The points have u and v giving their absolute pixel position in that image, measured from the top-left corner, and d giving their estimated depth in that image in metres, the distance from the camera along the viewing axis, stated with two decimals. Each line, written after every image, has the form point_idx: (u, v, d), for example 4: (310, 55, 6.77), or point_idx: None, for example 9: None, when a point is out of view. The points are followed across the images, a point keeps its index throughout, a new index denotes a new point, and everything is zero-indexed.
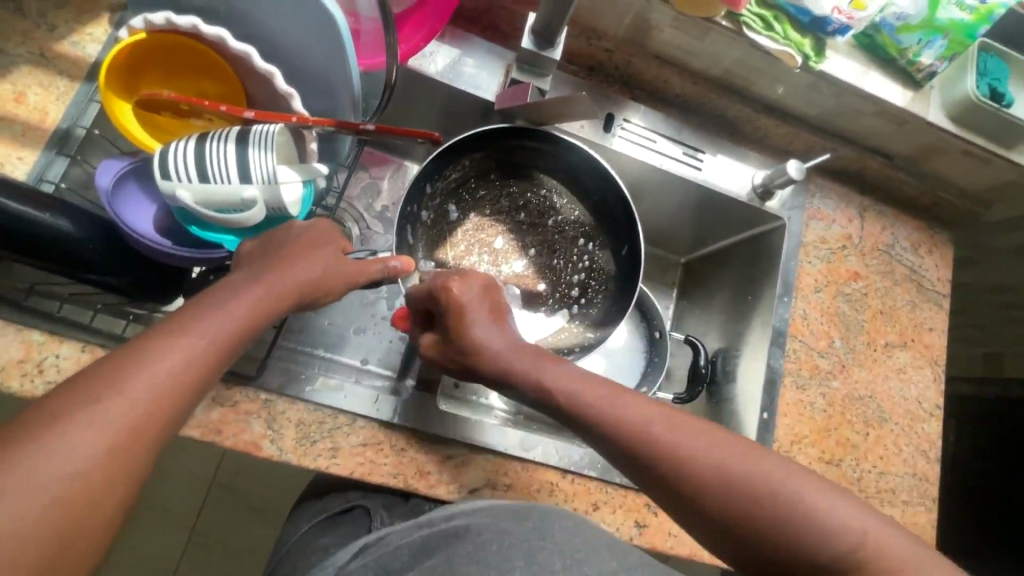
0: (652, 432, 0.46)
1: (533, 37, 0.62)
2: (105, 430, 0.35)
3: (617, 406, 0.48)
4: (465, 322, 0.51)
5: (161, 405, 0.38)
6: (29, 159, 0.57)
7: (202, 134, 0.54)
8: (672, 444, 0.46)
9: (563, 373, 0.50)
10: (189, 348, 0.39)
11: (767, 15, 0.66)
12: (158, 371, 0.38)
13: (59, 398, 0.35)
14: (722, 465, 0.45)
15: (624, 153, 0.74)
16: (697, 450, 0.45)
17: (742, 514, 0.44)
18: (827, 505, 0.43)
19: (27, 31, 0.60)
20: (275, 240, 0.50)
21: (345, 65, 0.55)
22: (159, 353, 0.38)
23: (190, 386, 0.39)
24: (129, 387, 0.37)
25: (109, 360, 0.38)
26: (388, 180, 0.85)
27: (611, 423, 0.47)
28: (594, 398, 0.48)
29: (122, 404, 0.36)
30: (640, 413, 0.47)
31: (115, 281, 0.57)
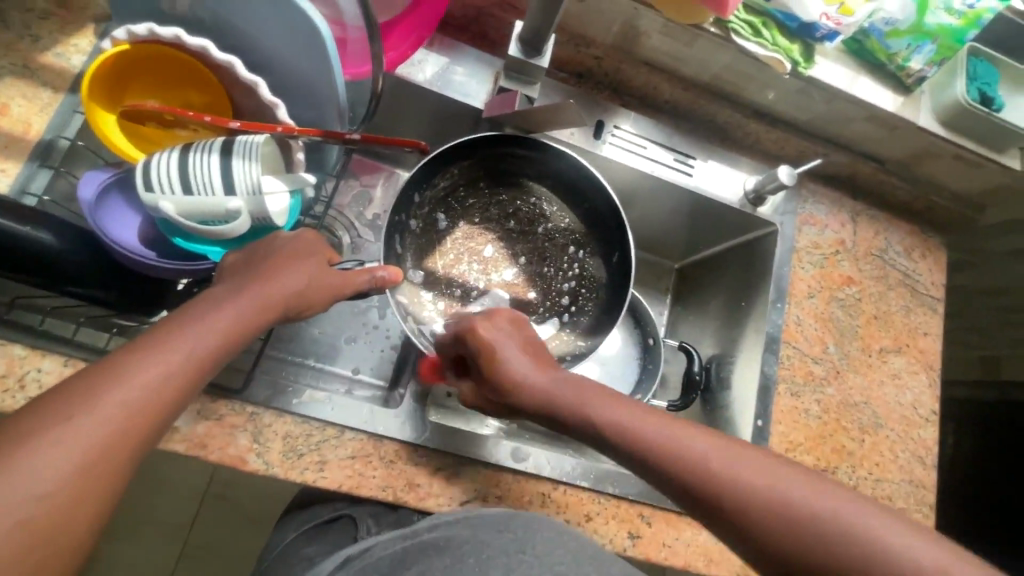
0: (697, 457, 0.45)
1: (521, 46, 0.62)
2: (77, 448, 0.35)
3: (659, 432, 0.47)
4: (497, 357, 0.52)
5: (135, 423, 0.37)
6: (11, 171, 0.57)
7: (187, 146, 0.54)
8: (716, 470, 0.45)
9: (602, 400, 0.50)
10: (167, 363, 0.39)
11: (755, 22, 0.66)
12: (134, 387, 0.37)
13: (31, 415, 0.35)
14: (773, 493, 0.43)
15: (614, 159, 0.74)
16: (744, 475, 0.44)
17: (797, 545, 0.41)
18: (887, 532, 0.41)
19: (12, 43, 0.60)
20: (260, 251, 0.49)
21: (330, 74, 0.55)
22: (134, 370, 0.37)
23: (167, 402, 0.38)
24: (102, 405, 0.36)
25: (84, 375, 0.37)
26: (379, 188, 0.84)
27: (655, 449, 0.46)
28: (637, 423, 0.48)
29: (96, 421, 0.35)
30: (685, 438, 0.47)
31: (99, 293, 0.56)
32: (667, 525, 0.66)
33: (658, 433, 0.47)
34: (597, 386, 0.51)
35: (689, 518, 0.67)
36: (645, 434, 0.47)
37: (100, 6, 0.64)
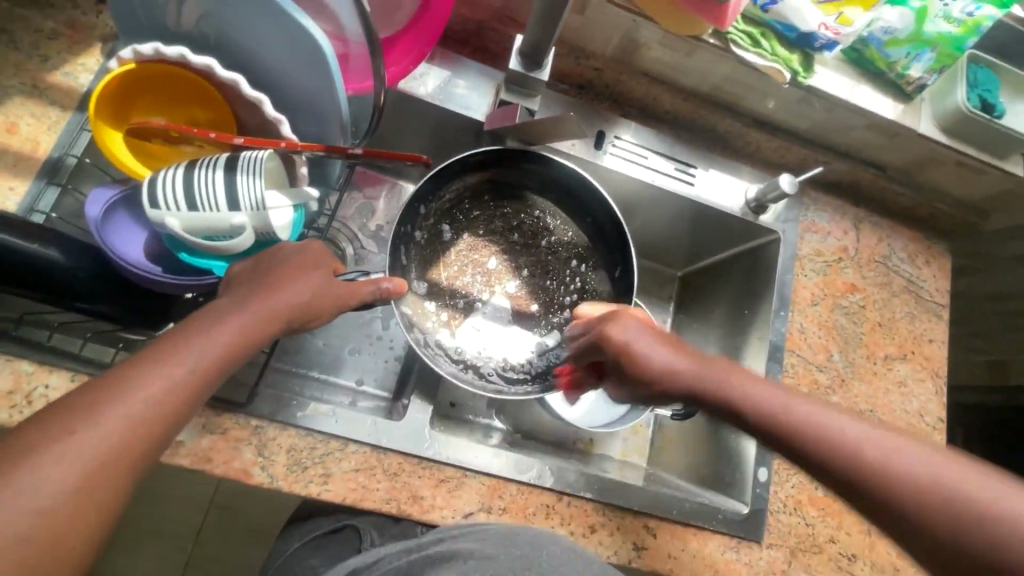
0: (862, 448, 0.43)
1: (521, 58, 0.62)
2: (79, 462, 0.35)
3: (822, 421, 0.45)
4: (639, 351, 0.52)
5: (138, 437, 0.37)
6: (21, 189, 0.58)
7: (192, 162, 0.55)
8: (887, 463, 0.42)
9: (752, 388, 0.48)
10: (169, 376, 0.39)
11: (755, 32, 0.66)
12: (137, 400, 0.37)
13: (34, 428, 0.35)
14: (959, 491, 0.39)
15: (615, 169, 0.74)
16: (922, 470, 0.41)
17: (981, 547, 0.38)
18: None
19: (20, 63, 0.61)
20: (264, 263, 0.50)
21: (332, 90, 0.55)
22: (137, 384, 0.38)
23: (168, 415, 0.38)
24: (105, 419, 0.36)
25: (87, 389, 0.37)
26: (382, 199, 0.85)
27: (811, 438, 0.45)
28: (796, 413, 0.46)
29: (98, 435, 0.36)
30: (851, 428, 0.44)
31: (106, 309, 0.57)
32: (673, 536, 0.66)
33: (817, 422, 0.45)
34: (751, 375, 0.49)
35: (695, 529, 0.67)
36: (797, 423, 0.45)
37: (107, 25, 0.65)
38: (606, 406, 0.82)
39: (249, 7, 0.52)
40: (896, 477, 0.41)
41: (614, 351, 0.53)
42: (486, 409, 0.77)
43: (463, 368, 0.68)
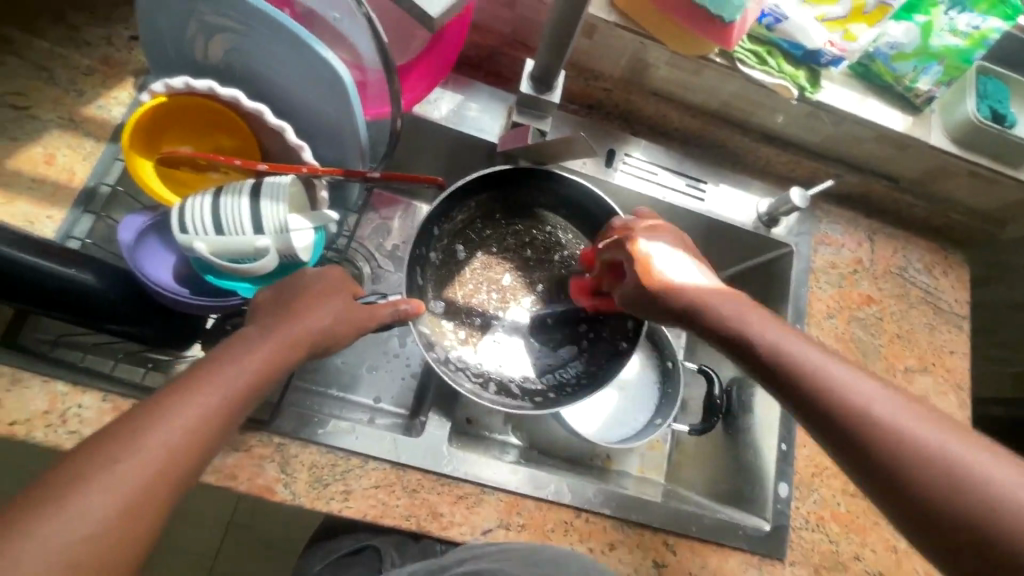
0: (868, 401, 0.44)
1: (532, 82, 0.64)
2: (122, 490, 0.36)
3: (834, 373, 0.46)
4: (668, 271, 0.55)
5: (176, 463, 0.39)
6: (58, 217, 0.60)
7: (218, 188, 0.57)
8: (890, 418, 0.43)
9: (768, 331, 0.49)
10: (202, 404, 0.41)
11: (761, 51, 0.68)
12: (175, 429, 0.39)
13: (79, 459, 0.37)
14: (954, 453, 0.40)
15: (626, 187, 0.75)
16: (922, 429, 0.42)
17: (960, 504, 0.39)
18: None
19: (60, 98, 0.65)
20: (287, 290, 0.51)
21: (352, 116, 0.58)
22: (176, 412, 0.39)
23: (204, 442, 0.40)
24: (146, 447, 0.38)
25: (128, 418, 0.39)
26: (398, 220, 0.87)
27: (820, 384, 0.45)
28: (808, 361, 0.47)
29: (140, 464, 0.37)
30: (860, 384, 0.45)
31: (136, 330, 0.59)
32: (693, 553, 0.65)
33: (829, 372, 0.46)
34: (774, 322, 0.51)
35: (716, 546, 0.66)
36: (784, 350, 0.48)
37: (139, 60, 0.68)
38: (621, 422, 0.82)
39: (273, 39, 0.54)
40: (896, 430, 0.42)
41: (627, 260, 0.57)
42: (501, 425, 0.78)
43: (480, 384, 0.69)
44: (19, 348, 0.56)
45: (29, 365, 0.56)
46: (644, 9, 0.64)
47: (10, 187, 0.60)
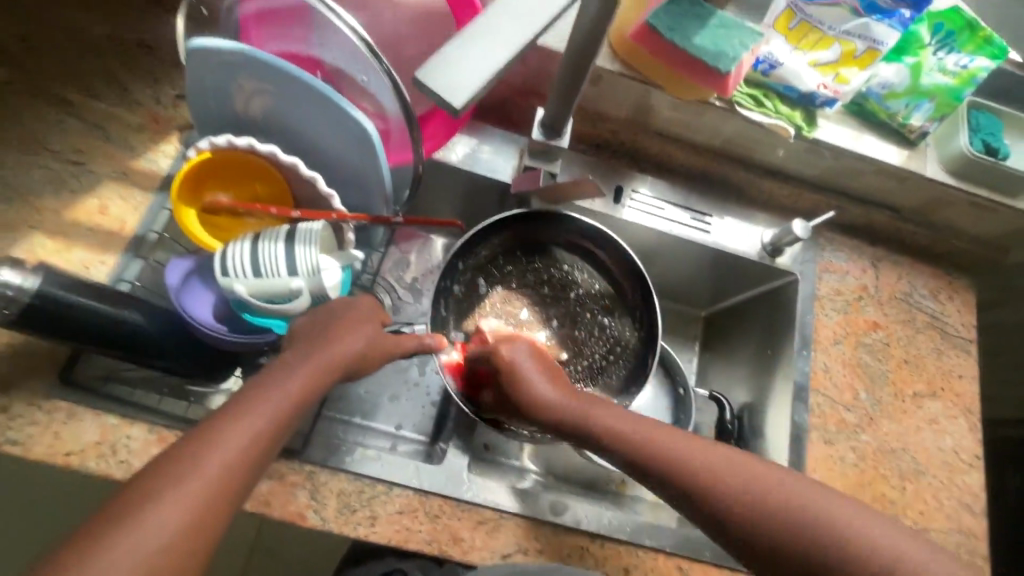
0: (716, 481, 0.50)
1: (542, 129, 0.69)
2: (185, 508, 0.41)
3: (680, 459, 0.52)
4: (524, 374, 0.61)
5: (229, 484, 0.43)
6: (111, 262, 0.66)
7: (257, 234, 0.62)
8: (733, 492, 0.50)
9: (621, 428, 0.55)
10: (250, 428, 0.45)
11: (757, 93, 0.73)
12: (227, 451, 0.44)
13: (148, 482, 0.41)
14: (787, 508, 0.48)
15: (634, 222, 0.79)
16: (738, 476, 0.50)
17: (806, 557, 0.47)
18: (884, 535, 0.47)
19: (112, 153, 0.71)
20: (321, 317, 0.56)
21: (377, 165, 0.62)
22: (226, 437, 0.44)
23: (252, 462, 0.45)
24: (206, 469, 0.43)
25: (185, 444, 0.44)
26: (416, 253, 0.91)
27: (677, 477, 0.51)
28: (654, 446, 0.53)
29: (199, 484, 0.42)
30: (702, 462, 0.51)
31: (181, 366, 0.64)
32: None
33: (680, 461, 0.52)
34: (622, 414, 0.56)
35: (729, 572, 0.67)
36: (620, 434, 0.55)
37: (182, 116, 0.75)
38: None
39: (307, 101, 0.60)
40: (744, 505, 0.49)
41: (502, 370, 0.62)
42: (519, 452, 0.81)
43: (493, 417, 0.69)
44: (75, 386, 0.61)
45: (85, 401, 0.61)
46: (644, 59, 0.70)
47: (68, 236, 0.66)
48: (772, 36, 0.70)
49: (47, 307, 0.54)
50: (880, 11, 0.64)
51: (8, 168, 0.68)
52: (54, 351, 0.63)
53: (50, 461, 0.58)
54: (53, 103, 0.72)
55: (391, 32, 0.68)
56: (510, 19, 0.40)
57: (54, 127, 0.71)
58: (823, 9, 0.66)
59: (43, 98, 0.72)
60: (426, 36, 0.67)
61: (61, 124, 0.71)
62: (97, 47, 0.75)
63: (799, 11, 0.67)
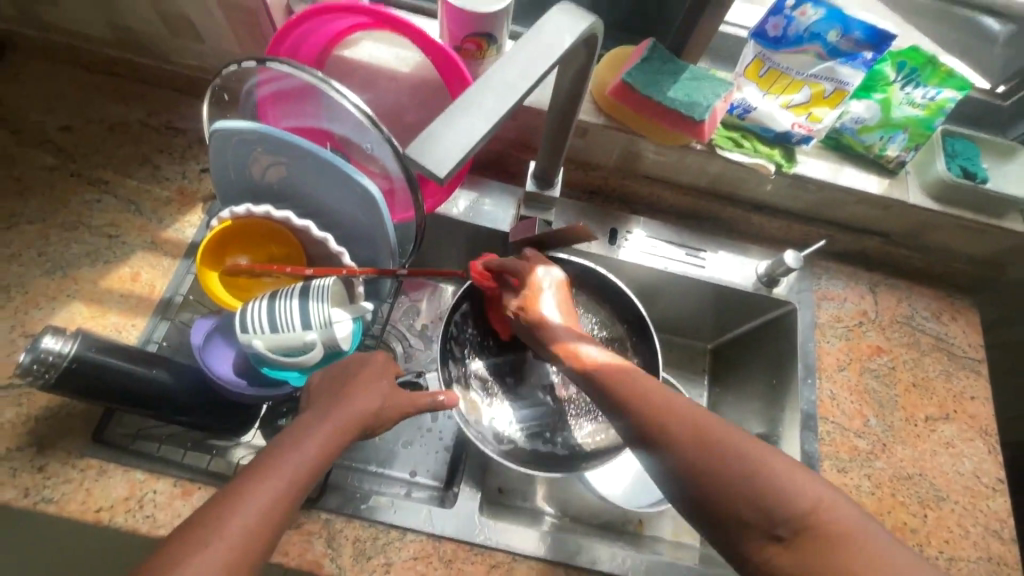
0: (659, 411, 0.53)
1: (536, 181, 0.74)
2: (211, 569, 0.43)
3: (646, 394, 0.54)
4: (553, 319, 0.64)
5: (251, 544, 0.46)
6: (140, 325, 0.71)
7: (273, 293, 0.66)
8: (675, 424, 0.52)
9: (602, 367, 0.58)
10: (270, 488, 0.48)
11: (735, 136, 0.77)
12: (252, 508, 0.47)
13: (178, 546, 0.44)
14: (739, 455, 0.49)
15: (631, 261, 0.83)
16: (709, 432, 0.51)
17: (756, 516, 0.47)
18: (827, 500, 0.47)
19: (143, 225, 0.78)
20: (340, 376, 0.60)
21: (383, 224, 0.68)
22: (249, 498, 0.47)
23: (274, 521, 0.47)
24: (228, 530, 0.45)
25: (214, 503, 0.47)
26: (426, 301, 0.95)
27: (626, 404, 0.55)
28: (622, 384, 0.56)
29: (224, 546, 0.45)
30: (662, 400, 0.54)
31: (204, 421, 0.67)
32: None
33: (630, 391, 0.55)
34: (618, 364, 0.58)
35: None
36: (601, 370, 0.58)
37: (206, 188, 0.82)
38: (647, 489, 0.85)
39: (317, 168, 0.65)
40: (706, 462, 0.49)
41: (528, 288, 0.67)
42: (532, 493, 0.82)
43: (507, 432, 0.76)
44: (105, 443, 0.65)
45: (115, 458, 0.65)
46: (625, 112, 0.75)
47: (102, 302, 0.72)
48: (744, 84, 0.75)
49: (82, 368, 0.58)
50: (844, 55, 0.69)
51: (51, 245, 0.74)
52: (87, 410, 0.67)
53: (81, 518, 0.61)
54: (92, 184, 0.79)
55: (394, 104, 0.75)
56: (490, 97, 0.44)
57: (93, 205, 0.78)
58: (790, 56, 0.72)
59: (84, 180, 0.79)
60: (424, 104, 0.74)
61: (99, 203, 0.78)
62: (131, 132, 0.84)
63: (767, 59, 0.72)
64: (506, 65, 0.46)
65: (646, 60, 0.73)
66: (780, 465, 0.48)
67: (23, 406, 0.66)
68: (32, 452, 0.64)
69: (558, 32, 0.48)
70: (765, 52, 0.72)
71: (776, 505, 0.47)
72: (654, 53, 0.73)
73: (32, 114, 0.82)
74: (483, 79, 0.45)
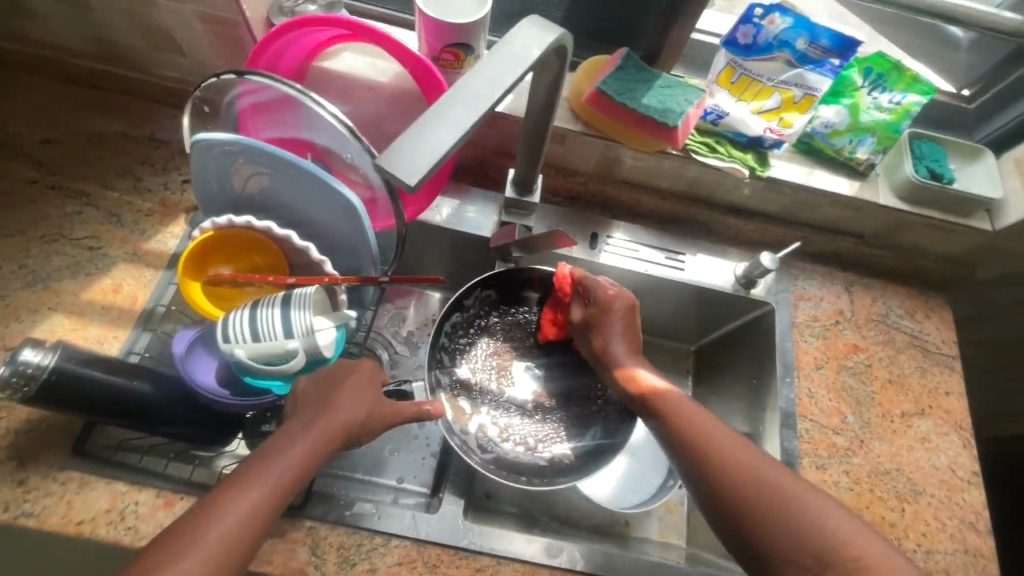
0: (714, 445, 0.57)
1: (515, 187, 0.75)
2: None
3: (700, 428, 0.59)
4: (616, 344, 0.69)
5: (230, 553, 0.46)
6: (122, 336, 0.71)
7: (255, 302, 0.66)
8: (729, 459, 0.56)
9: (662, 397, 0.63)
10: (252, 497, 0.49)
11: (710, 141, 0.79)
12: (231, 520, 0.47)
13: (157, 556, 0.45)
14: (770, 484, 0.53)
15: (612, 266, 0.84)
16: (758, 468, 0.55)
17: (797, 550, 0.50)
18: (865, 545, 0.49)
19: (125, 237, 0.78)
20: (322, 383, 0.60)
21: (364, 232, 0.68)
22: (231, 508, 0.47)
23: (255, 530, 0.48)
24: (206, 540, 0.46)
25: (192, 515, 0.47)
26: (411, 308, 0.96)
27: (681, 435, 0.59)
28: (679, 419, 0.60)
29: (202, 557, 0.45)
30: (717, 434, 0.58)
31: (187, 432, 0.67)
32: None
33: (686, 425, 0.59)
34: (676, 398, 0.62)
35: None
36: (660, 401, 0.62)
37: (189, 199, 0.82)
38: (634, 488, 0.86)
39: (299, 177, 0.66)
40: (754, 494, 0.53)
41: (597, 308, 0.70)
42: (518, 498, 0.82)
43: (493, 442, 0.77)
44: (86, 455, 0.65)
45: (95, 470, 0.65)
46: (600, 119, 0.77)
47: (83, 314, 0.72)
48: (716, 90, 0.77)
49: (61, 380, 0.58)
50: (812, 62, 0.72)
51: (32, 258, 0.74)
52: (68, 423, 0.67)
53: (62, 531, 0.61)
54: (74, 197, 0.79)
55: (374, 114, 0.76)
56: (461, 107, 0.45)
57: (74, 218, 0.78)
58: (760, 64, 0.74)
59: (66, 193, 0.80)
60: (403, 113, 0.75)
61: (81, 215, 0.78)
62: (113, 144, 0.84)
63: (738, 67, 0.75)
64: (477, 77, 0.47)
65: (621, 68, 0.75)
66: (808, 496, 0.52)
67: (4, 419, 0.66)
68: (13, 466, 0.63)
69: (527, 45, 0.50)
70: (736, 60, 0.74)
71: (816, 542, 0.50)
72: (628, 61, 0.75)
73: (13, 128, 0.83)
74: (453, 91, 0.46)
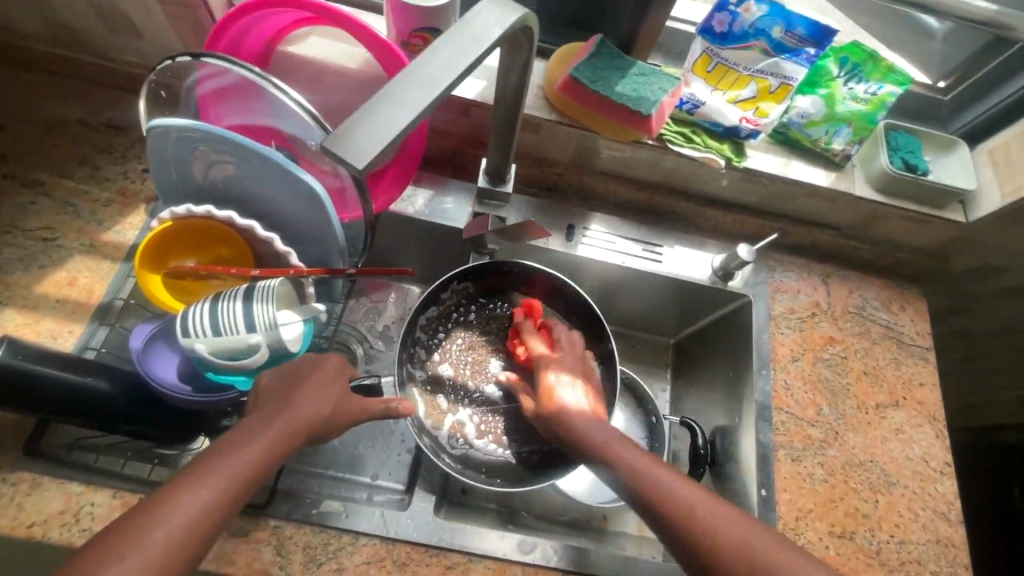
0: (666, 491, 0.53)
1: (487, 177, 0.73)
2: None
3: (658, 480, 0.54)
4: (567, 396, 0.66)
5: (177, 554, 0.44)
6: (78, 331, 0.69)
7: (217, 295, 0.63)
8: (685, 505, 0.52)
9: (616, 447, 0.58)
10: (203, 496, 0.46)
11: (686, 131, 0.78)
12: (179, 516, 0.45)
13: (96, 556, 0.42)
14: (694, 517, 0.51)
15: (589, 258, 0.83)
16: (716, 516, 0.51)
17: None
18: None
19: (82, 227, 0.75)
20: (286, 379, 0.59)
21: (330, 224, 0.66)
22: (180, 507, 0.45)
23: (204, 531, 0.46)
24: (151, 541, 0.43)
25: (137, 513, 0.45)
26: (387, 302, 0.94)
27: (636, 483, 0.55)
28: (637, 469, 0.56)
29: (145, 558, 0.43)
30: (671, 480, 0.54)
31: (148, 430, 0.65)
32: None
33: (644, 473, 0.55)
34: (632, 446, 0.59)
35: None
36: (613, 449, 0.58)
37: (150, 189, 0.79)
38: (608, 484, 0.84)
39: (261, 166, 0.64)
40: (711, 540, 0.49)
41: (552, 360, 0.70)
42: (494, 495, 0.80)
43: (466, 440, 0.75)
44: (40, 456, 0.63)
45: (50, 470, 0.62)
46: (575, 107, 0.75)
47: (37, 309, 0.69)
48: (692, 79, 0.76)
49: (9, 377, 0.54)
50: (788, 51, 0.70)
51: None
52: (21, 421, 0.64)
53: (11, 534, 0.59)
54: (27, 186, 0.76)
55: (342, 100, 0.74)
56: (416, 89, 0.43)
57: (28, 208, 0.75)
58: (737, 52, 0.73)
59: (19, 182, 0.76)
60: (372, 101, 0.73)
61: (34, 205, 0.75)
62: (70, 132, 0.80)
63: (714, 55, 0.73)
64: (434, 59, 0.46)
65: (595, 55, 0.73)
66: (739, 527, 0.50)
67: None
68: None
69: (487, 25, 0.48)
70: (712, 48, 0.73)
71: None
72: (602, 48, 0.74)
73: None
74: (408, 72, 0.44)
